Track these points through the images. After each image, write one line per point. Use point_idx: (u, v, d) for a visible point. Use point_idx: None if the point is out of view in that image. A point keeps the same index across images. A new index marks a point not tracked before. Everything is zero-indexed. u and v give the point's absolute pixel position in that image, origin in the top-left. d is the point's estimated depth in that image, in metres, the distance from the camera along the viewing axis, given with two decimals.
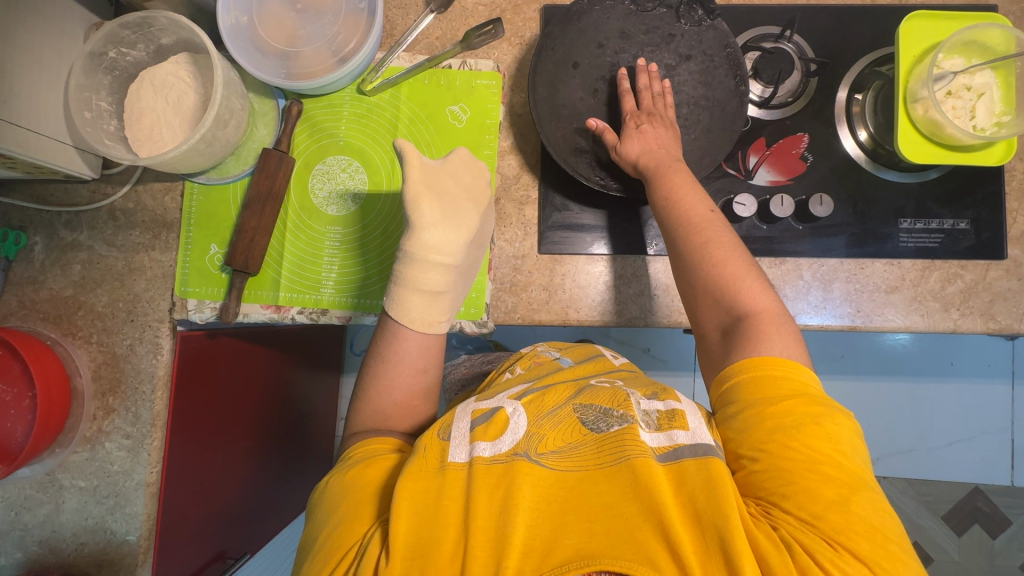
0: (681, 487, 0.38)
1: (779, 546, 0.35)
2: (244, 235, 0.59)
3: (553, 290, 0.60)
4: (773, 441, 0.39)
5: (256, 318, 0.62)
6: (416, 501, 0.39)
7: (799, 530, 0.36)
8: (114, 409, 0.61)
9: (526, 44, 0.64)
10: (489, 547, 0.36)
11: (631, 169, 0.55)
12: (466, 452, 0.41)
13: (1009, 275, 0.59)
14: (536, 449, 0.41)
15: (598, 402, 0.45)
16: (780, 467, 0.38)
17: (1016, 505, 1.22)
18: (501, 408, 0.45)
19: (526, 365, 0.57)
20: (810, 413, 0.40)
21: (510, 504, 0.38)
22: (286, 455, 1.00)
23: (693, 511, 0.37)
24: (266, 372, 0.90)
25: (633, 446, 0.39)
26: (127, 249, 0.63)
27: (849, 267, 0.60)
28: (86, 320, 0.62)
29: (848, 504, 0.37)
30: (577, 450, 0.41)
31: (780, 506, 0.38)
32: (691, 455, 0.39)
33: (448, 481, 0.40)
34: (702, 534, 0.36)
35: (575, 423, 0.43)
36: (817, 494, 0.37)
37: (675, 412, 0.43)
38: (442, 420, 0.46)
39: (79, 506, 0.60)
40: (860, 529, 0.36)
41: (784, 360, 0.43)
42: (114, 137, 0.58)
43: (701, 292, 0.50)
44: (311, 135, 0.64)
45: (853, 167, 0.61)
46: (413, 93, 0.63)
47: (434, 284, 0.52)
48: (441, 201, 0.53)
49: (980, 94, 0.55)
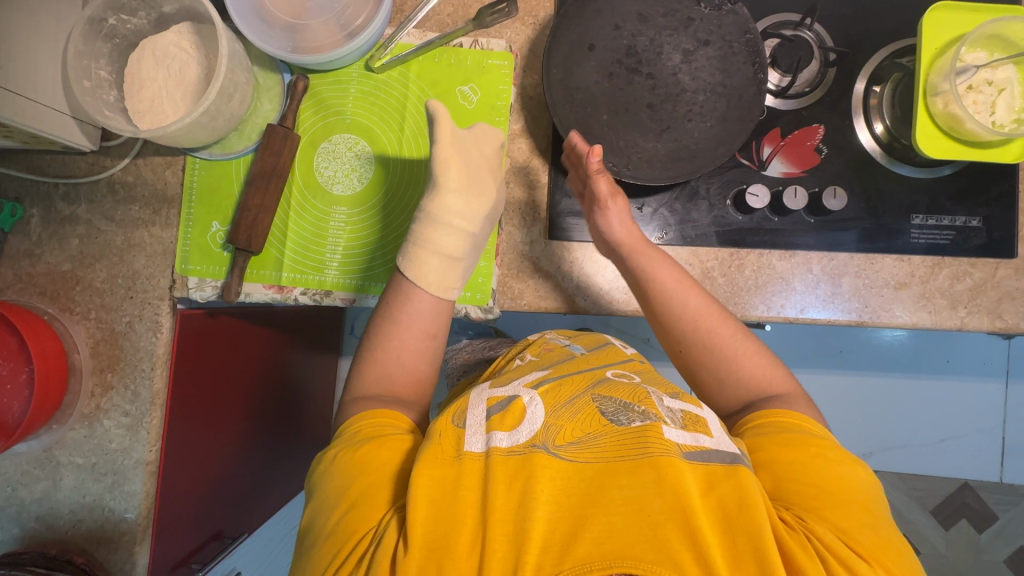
0: (712, 490, 0.38)
1: (813, 558, 0.37)
2: (248, 213, 0.58)
3: (560, 277, 0.60)
4: (804, 463, 0.43)
5: (258, 298, 0.61)
6: (432, 490, 0.39)
7: (830, 540, 0.38)
8: (112, 387, 0.60)
9: (539, 24, 0.62)
10: (508, 541, 0.36)
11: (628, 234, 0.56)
12: (482, 442, 0.41)
13: (1018, 274, 0.59)
14: (553, 441, 0.40)
15: (617, 396, 0.45)
16: (811, 486, 0.41)
17: (1003, 501, 1.24)
18: (518, 396, 0.44)
19: (537, 351, 0.57)
20: (832, 447, 0.44)
21: (527, 497, 0.37)
22: (285, 438, 1.00)
23: (722, 515, 0.37)
24: (266, 352, 0.89)
25: (655, 443, 0.39)
26: (127, 224, 0.62)
27: (859, 262, 0.59)
28: (84, 295, 0.61)
29: (868, 524, 0.40)
30: (596, 441, 0.40)
31: (809, 515, 0.40)
32: (720, 461, 0.40)
33: (465, 469, 0.39)
34: (733, 539, 0.36)
35: (594, 414, 0.43)
36: (842, 513, 0.40)
37: (698, 418, 0.44)
38: (458, 406, 0.46)
39: (77, 483, 0.59)
40: (878, 545, 0.39)
41: (799, 411, 0.48)
42: (114, 108, 0.57)
43: (721, 372, 0.54)
44: (317, 112, 0.62)
45: (868, 161, 0.60)
46: (423, 71, 0.62)
47: (451, 248, 0.52)
48: (468, 169, 0.54)
49: (1001, 89, 0.54)
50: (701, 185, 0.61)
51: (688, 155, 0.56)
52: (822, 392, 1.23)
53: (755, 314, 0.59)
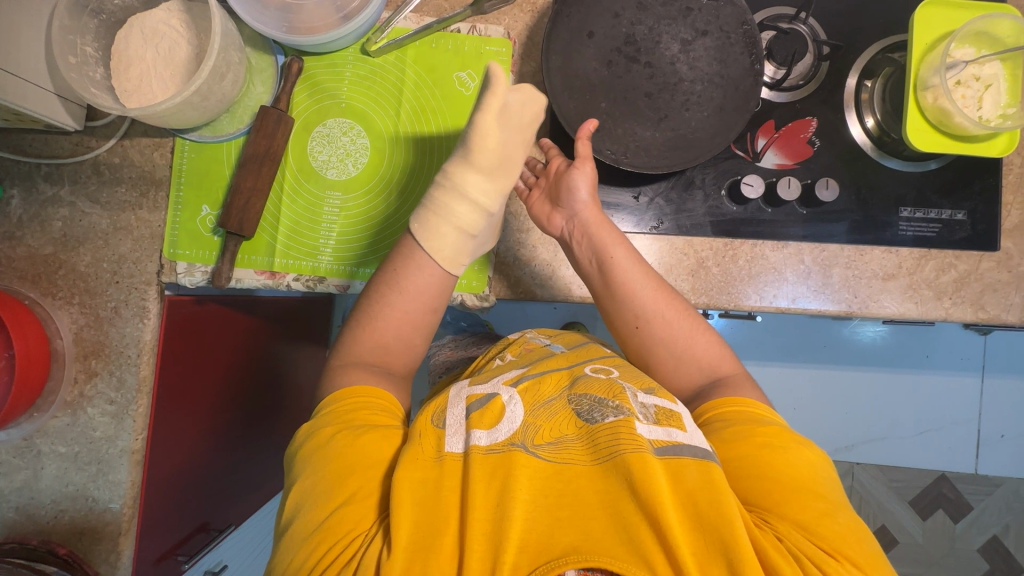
0: (681, 486, 0.40)
1: (786, 557, 0.38)
2: (240, 196, 0.57)
3: (556, 266, 0.60)
4: (762, 454, 0.44)
5: (249, 284, 0.60)
6: (416, 491, 0.41)
7: (796, 539, 0.39)
8: (96, 373, 0.59)
9: (538, 11, 0.61)
10: (485, 541, 0.38)
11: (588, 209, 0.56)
12: (462, 442, 0.44)
13: (1000, 267, 0.60)
14: (532, 441, 0.43)
15: (592, 393, 0.47)
16: (770, 478, 0.43)
17: (977, 492, 1.29)
18: (498, 394, 0.47)
19: (516, 352, 0.58)
20: (787, 438, 0.46)
21: (504, 497, 0.40)
22: (275, 430, 0.99)
23: (694, 510, 0.39)
24: (257, 343, 0.87)
25: (628, 440, 0.41)
26: (112, 207, 0.60)
27: (849, 254, 0.61)
28: (67, 280, 0.59)
29: (830, 514, 0.41)
30: (571, 442, 0.43)
31: (773, 516, 0.41)
32: (692, 455, 0.42)
33: (447, 469, 0.42)
34: (704, 536, 0.38)
35: (571, 416, 0.45)
36: (805, 505, 0.41)
37: (672, 411, 0.46)
38: (437, 404, 0.49)
39: (59, 472, 0.58)
40: (843, 535, 0.40)
41: (753, 401, 0.50)
42: (101, 86, 0.55)
43: (675, 351, 0.56)
44: (311, 96, 0.61)
45: (858, 154, 0.61)
46: (420, 57, 0.61)
47: (469, 225, 0.52)
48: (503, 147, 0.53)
49: (988, 85, 0.55)
50: (696, 175, 0.61)
51: (685, 145, 0.56)
52: (807, 386, 1.26)
53: (748, 303, 0.60)
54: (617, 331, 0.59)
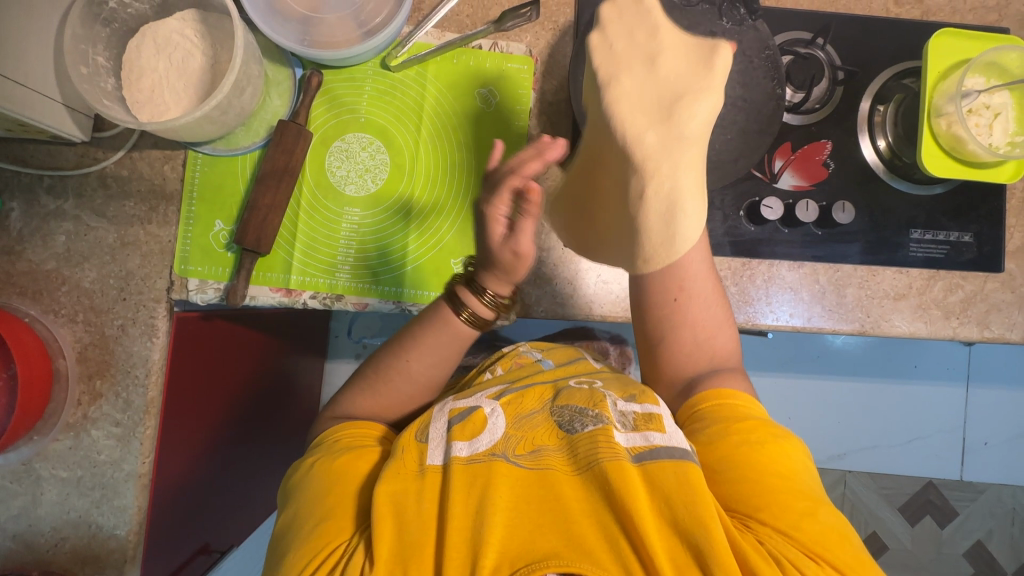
0: (656, 492, 0.41)
1: (766, 558, 0.40)
2: (257, 212, 0.56)
3: (578, 284, 0.60)
4: (741, 453, 0.45)
5: (264, 302, 0.58)
6: (396, 503, 0.42)
7: (774, 539, 0.41)
8: (102, 395, 0.56)
9: (560, 30, 0.61)
10: (464, 547, 0.40)
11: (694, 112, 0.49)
12: (443, 454, 0.45)
13: (1004, 288, 0.62)
14: (513, 451, 0.45)
15: (573, 403, 0.48)
16: (755, 483, 0.44)
17: (963, 498, 1.32)
18: (480, 407, 0.48)
19: (507, 366, 0.60)
20: (772, 433, 0.46)
21: (484, 506, 0.41)
22: (278, 444, 0.96)
23: (671, 517, 0.40)
24: (259, 356, 0.85)
25: (606, 449, 0.43)
26: (119, 221, 0.58)
27: (862, 274, 0.62)
28: (70, 297, 0.56)
29: (813, 514, 0.43)
30: (552, 453, 0.45)
31: (755, 519, 0.43)
32: (668, 457, 0.42)
33: (428, 481, 0.43)
34: (681, 541, 0.40)
35: (551, 427, 0.47)
36: (788, 506, 0.43)
37: (653, 414, 0.46)
38: (420, 419, 0.49)
39: (61, 498, 0.55)
40: (825, 535, 0.42)
41: (741, 393, 0.51)
42: (112, 96, 0.53)
43: (698, 337, 0.56)
44: (330, 109, 0.60)
45: (871, 176, 0.63)
46: (441, 72, 0.61)
47: (659, 210, 0.51)
48: (645, 94, 0.50)
49: (998, 114, 0.57)
50: (715, 196, 0.62)
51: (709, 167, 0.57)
52: (802, 396, 1.28)
53: (765, 322, 0.60)
54: (653, 302, 0.55)
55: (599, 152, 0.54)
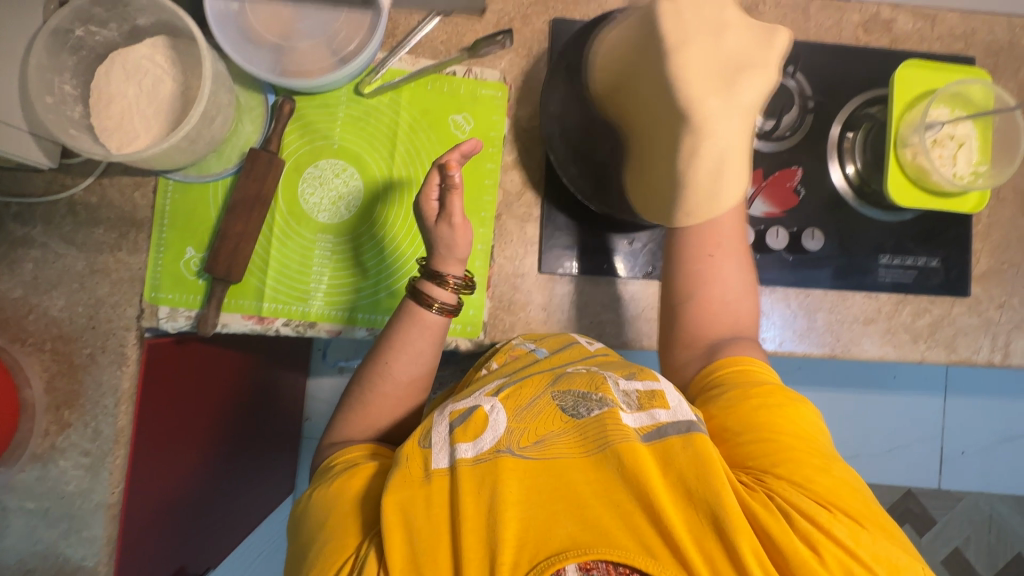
0: (669, 468, 0.38)
1: (775, 513, 0.38)
2: (228, 240, 0.56)
3: (550, 310, 0.61)
4: (757, 416, 0.44)
5: (236, 328, 0.58)
6: (406, 513, 0.39)
7: (792, 494, 0.39)
8: (70, 425, 0.56)
9: (534, 56, 0.62)
10: (481, 548, 0.36)
11: (754, 88, 0.46)
12: (448, 457, 0.41)
13: (970, 311, 0.63)
14: (518, 444, 0.40)
15: (574, 387, 0.44)
16: (769, 446, 0.43)
17: (941, 506, 1.34)
18: (479, 406, 0.44)
19: (502, 360, 0.53)
20: (781, 398, 0.46)
21: (496, 503, 0.37)
22: (258, 461, 0.95)
23: (683, 490, 0.38)
24: (238, 375, 0.84)
25: (615, 431, 0.40)
26: (89, 248, 0.57)
27: (832, 299, 0.63)
28: (38, 325, 0.56)
29: (827, 469, 0.42)
30: (558, 438, 0.41)
31: (769, 474, 0.41)
32: (676, 432, 0.40)
33: (436, 487, 0.39)
34: (696, 513, 0.37)
35: (555, 412, 0.43)
36: (802, 463, 0.42)
37: (655, 391, 0.44)
38: (422, 425, 0.45)
39: (28, 529, 0.55)
40: (841, 489, 0.41)
41: (753, 358, 0.50)
42: (79, 125, 0.53)
43: (727, 296, 0.53)
44: (302, 137, 0.59)
45: (841, 202, 0.64)
46: (414, 97, 0.61)
47: (708, 175, 0.48)
48: (707, 56, 0.45)
49: (961, 144, 0.58)
50: None
51: None
52: None
53: None
54: (682, 257, 0.53)
55: (649, 119, 0.49)
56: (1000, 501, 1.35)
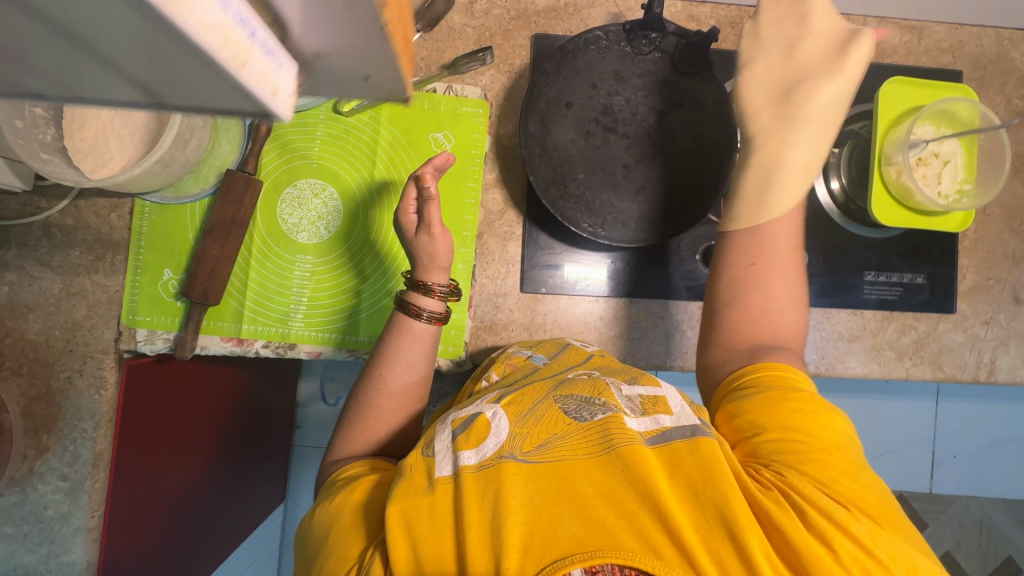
0: (677, 470, 0.35)
1: (785, 509, 0.34)
2: (205, 263, 0.55)
3: (533, 330, 0.60)
4: (792, 417, 0.40)
5: (215, 350, 0.58)
6: (408, 525, 0.34)
7: (813, 494, 0.35)
8: (48, 449, 0.55)
9: (515, 72, 0.61)
10: (485, 557, 0.32)
11: (799, 100, 0.53)
12: (451, 465, 0.36)
13: (956, 328, 0.63)
14: (520, 449, 0.36)
15: (577, 392, 0.41)
16: (796, 449, 0.39)
17: (933, 510, 1.34)
18: (481, 412, 0.39)
19: (500, 371, 0.50)
20: (817, 403, 0.41)
21: (501, 509, 0.33)
22: (247, 473, 0.95)
23: (690, 489, 0.34)
24: (228, 389, 0.83)
25: (620, 433, 0.36)
26: (65, 271, 0.57)
27: (816, 316, 0.62)
28: (14, 349, 0.55)
29: (855, 474, 0.37)
30: (562, 440, 0.36)
31: (790, 468, 0.37)
32: (682, 437, 0.37)
33: (439, 497, 0.34)
34: (704, 515, 0.34)
35: (557, 416, 0.39)
36: (828, 464, 0.37)
37: (658, 396, 0.41)
38: (424, 437, 0.40)
39: (7, 554, 0.54)
40: (866, 493, 0.37)
41: (785, 364, 0.45)
42: (52, 147, 0.50)
43: (771, 304, 0.49)
44: (281, 156, 0.59)
45: (825, 219, 0.63)
46: (394, 116, 0.60)
47: (759, 176, 0.51)
48: (773, 78, 0.56)
49: (946, 162, 0.58)
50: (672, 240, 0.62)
51: (662, 218, 0.57)
52: None
53: None
54: (728, 264, 0.50)
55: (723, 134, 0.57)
56: (991, 505, 1.35)
